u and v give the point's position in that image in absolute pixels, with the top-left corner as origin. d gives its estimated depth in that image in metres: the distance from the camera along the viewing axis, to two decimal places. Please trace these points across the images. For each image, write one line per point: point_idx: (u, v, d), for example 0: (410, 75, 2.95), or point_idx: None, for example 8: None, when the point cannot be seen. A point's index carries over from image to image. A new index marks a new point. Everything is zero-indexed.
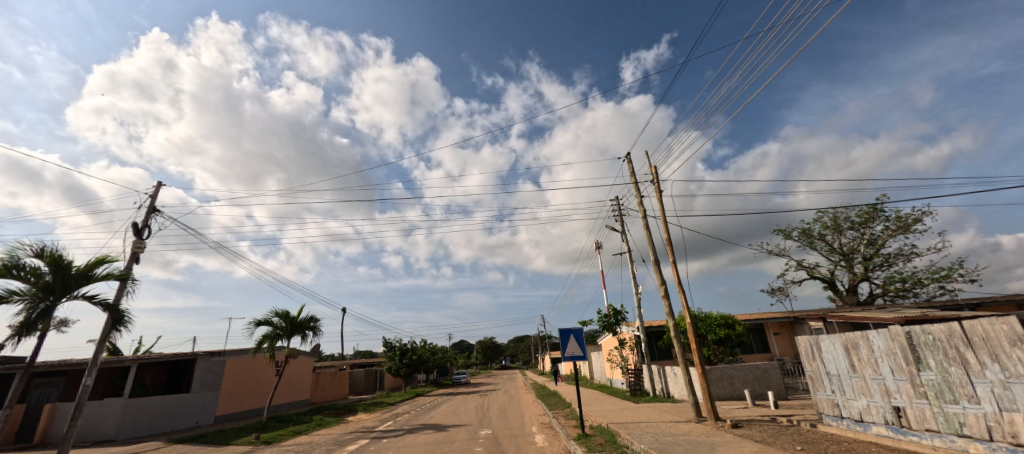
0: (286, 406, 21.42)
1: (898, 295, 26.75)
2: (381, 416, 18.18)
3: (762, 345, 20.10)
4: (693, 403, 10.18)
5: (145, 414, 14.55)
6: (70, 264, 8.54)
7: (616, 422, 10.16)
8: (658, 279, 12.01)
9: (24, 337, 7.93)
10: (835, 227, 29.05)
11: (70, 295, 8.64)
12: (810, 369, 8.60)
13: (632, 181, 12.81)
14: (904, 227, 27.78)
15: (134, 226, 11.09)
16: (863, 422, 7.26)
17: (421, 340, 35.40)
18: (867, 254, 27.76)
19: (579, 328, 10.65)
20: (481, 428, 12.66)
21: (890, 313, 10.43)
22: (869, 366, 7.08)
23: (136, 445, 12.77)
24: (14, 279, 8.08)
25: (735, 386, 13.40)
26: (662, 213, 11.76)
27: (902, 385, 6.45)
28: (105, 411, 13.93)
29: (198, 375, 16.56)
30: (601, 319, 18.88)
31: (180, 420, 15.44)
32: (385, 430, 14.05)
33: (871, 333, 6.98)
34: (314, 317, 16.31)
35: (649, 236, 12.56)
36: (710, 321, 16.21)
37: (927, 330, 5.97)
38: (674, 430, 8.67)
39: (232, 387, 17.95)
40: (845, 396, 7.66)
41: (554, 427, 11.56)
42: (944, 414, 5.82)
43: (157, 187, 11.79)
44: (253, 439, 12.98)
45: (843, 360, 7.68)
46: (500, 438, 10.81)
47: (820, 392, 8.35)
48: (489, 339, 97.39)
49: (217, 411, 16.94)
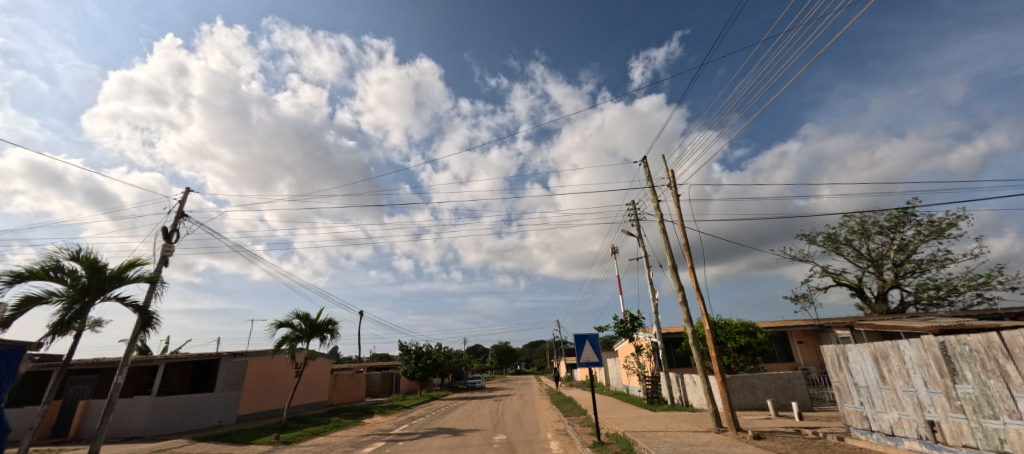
0: (304, 407, 21.77)
1: (931, 303, 25.73)
2: (397, 419, 18.32)
3: (785, 353, 19.48)
4: (712, 412, 9.85)
5: (172, 412, 14.98)
6: (105, 267, 8.91)
7: (632, 430, 9.95)
8: (676, 284, 11.75)
9: (59, 336, 8.30)
10: (863, 232, 28.14)
11: (103, 296, 9.01)
12: (836, 380, 8.23)
13: (649, 184, 12.62)
14: (938, 232, 26.72)
15: (163, 229, 11.55)
16: (894, 437, 6.91)
17: (436, 343, 35.62)
18: (897, 260, 26.74)
19: (595, 334, 10.54)
20: (495, 433, 12.58)
21: (923, 323, 10.00)
22: (901, 378, 6.75)
23: (162, 442, 13.13)
24: (52, 281, 8.47)
25: (756, 395, 13.01)
26: (680, 217, 11.51)
27: (936, 398, 6.15)
28: (134, 409, 14.42)
29: (221, 375, 17.04)
30: (617, 324, 18.56)
31: (204, 419, 15.89)
32: (401, 433, 14.17)
33: (901, 342, 6.67)
34: (332, 320, 16.63)
35: (667, 241, 12.35)
36: (730, 328, 15.83)
37: (964, 340, 5.68)
38: (692, 439, 8.43)
39: (253, 388, 18.38)
40: (875, 409, 7.30)
41: (569, 434, 11.40)
42: (983, 429, 5.51)
43: (185, 192, 12.19)
44: (273, 439, 13.25)
45: (871, 370, 7.33)
46: (515, 443, 10.76)
47: (847, 404, 7.98)
48: (504, 344, 97.60)
49: (239, 410, 17.36)
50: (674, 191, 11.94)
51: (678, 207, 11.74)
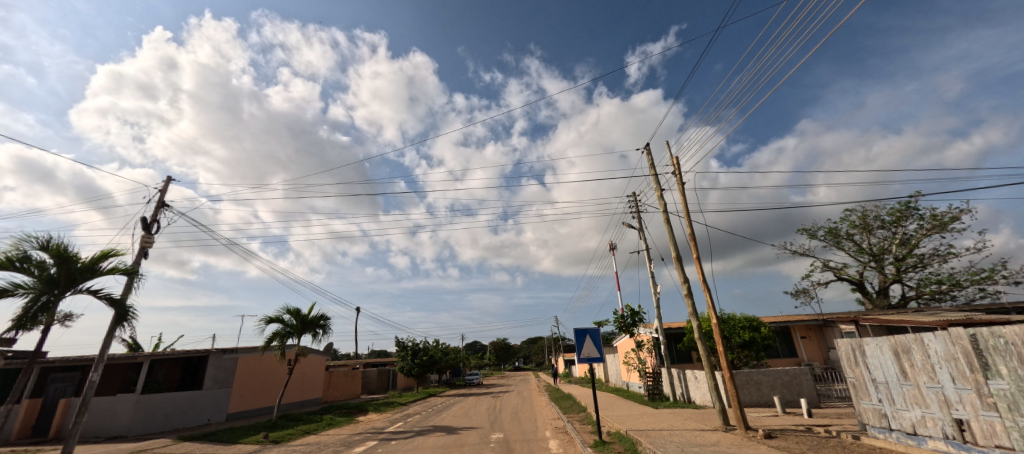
0: (296, 404, 21.22)
1: (933, 298, 25.50)
2: (391, 417, 17.84)
3: (788, 349, 19.11)
4: (719, 410, 9.38)
5: (158, 411, 14.49)
6: (76, 257, 8.40)
7: (635, 429, 9.47)
8: (681, 277, 11.30)
9: (25, 331, 7.75)
10: (864, 226, 27.85)
11: (74, 289, 8.49)
12: (852, 375, 7.79)
13: (652, 172, 12.14)
14: (940, 226, 26.44)
15: (143, 220, 11.01)
16: (917, 436, 6.47)
17: (433, 340, 35.18)
18: (899, 254, 26.47)
19: (596, 328, 10.07)
20: (492, 431, 12.12)
21: (928, 318, 9.75)
22: (924, 373, 6.31)
23: (145, 442, 12.59)
24: (17, 272, 7.93)
25: (762, 392, 12.61)
26: (685, 207, 11.05)
27: (965, 394, 5.71)
28: (117, 407, 13.88)
29: (210, 373, 16.54)
30: (617, 319, 18.11)
31: (192, 417, 15.43)
32: (395, 431, 13.68)
33: (926, 335, 6.22)
34: (324, 315, 16.13)
35: (670, 232, 11.88)
36: (734, 323, 15.43)
37: (998, 332, 5.24)
38: (700, 439, 7.96)
39: (244, 385, 17.89)
40: (895, 406, 6.87)
41: (569, 433, 10.95)
42: (1019, 429, 5.06)
43: (166, 181, 11.63)
44: (262, 438, 12.75)
45: (892, 366, 6.88)
46: (513, 443, 10.29)
47: (864, 401, 7.54)
48: (501, 340, 97.24)
49: (229, 408, 16.90)
50: (679, 179, 11.46)
51: (683, 197, 11.24)
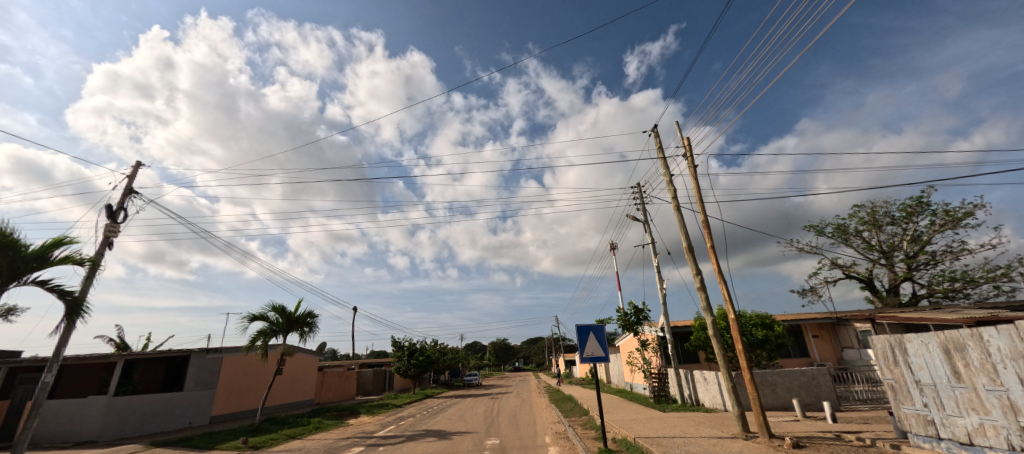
0: (284, 407, 20.34)
1: (946, 296, 24.61)
2: (383, 420, 16.98)
3: (800, 348, 18.24)
4: (738, 415, 8.48)
5: (131, 414, 13.61)
6: (22, 244, 7.54)
7: (645, 436, 8.57)
8: (693, 270, 10.42)
9: None
10: (874, 222, 26.97)
11: (19, 280, 7.62)
12: (890, 377, 6.94)
13: (660, 156, 11.26)
14: (954, 222, 25.54)
15: (108, 207, 10.13)
16: (973, 447, 5.62)
17: (431, 340, 34.38)
18: (910, 251, 25.57)
19: (600, 325, 9.20)
20: (488, 437, 11.24)
21: (955, 314, 8.94)
22: (983, 374, 5.45)
23: (114, 448, 11.73)
24: None
25: (778, 394, 11.73)
26: (697, 193, 10.17)
27: None
28: (86, 410, 12.96)
29: (191, 374, 15.68)
30: (621, 317, 17.20)
31: (171, 420, 14.57)
32: (384, 436, 12.84)
33: (986, 330, 5.35)
34: (311, 313, 15.24)
35: (680, 221, 11.00)
36: (745, 320, 14.55)
37: None
38: (719, 449, 7.06)
39: (228, 387, 17.02)
40: (944, 412, 6.01)
41: (570, 439, 10.06)
42: None
43: (135, 166, 10.75)
44: (241, 443, 11.90)
45: (941, 366, 6.01)
46: (509, 449, 9.43)
47: (906, 406, 6.69)
48: (501, 340, 96.31)
49: (212, 411, 16.05)
50: (691, 163, 10.57)
51: (695, 182, 10.36)
